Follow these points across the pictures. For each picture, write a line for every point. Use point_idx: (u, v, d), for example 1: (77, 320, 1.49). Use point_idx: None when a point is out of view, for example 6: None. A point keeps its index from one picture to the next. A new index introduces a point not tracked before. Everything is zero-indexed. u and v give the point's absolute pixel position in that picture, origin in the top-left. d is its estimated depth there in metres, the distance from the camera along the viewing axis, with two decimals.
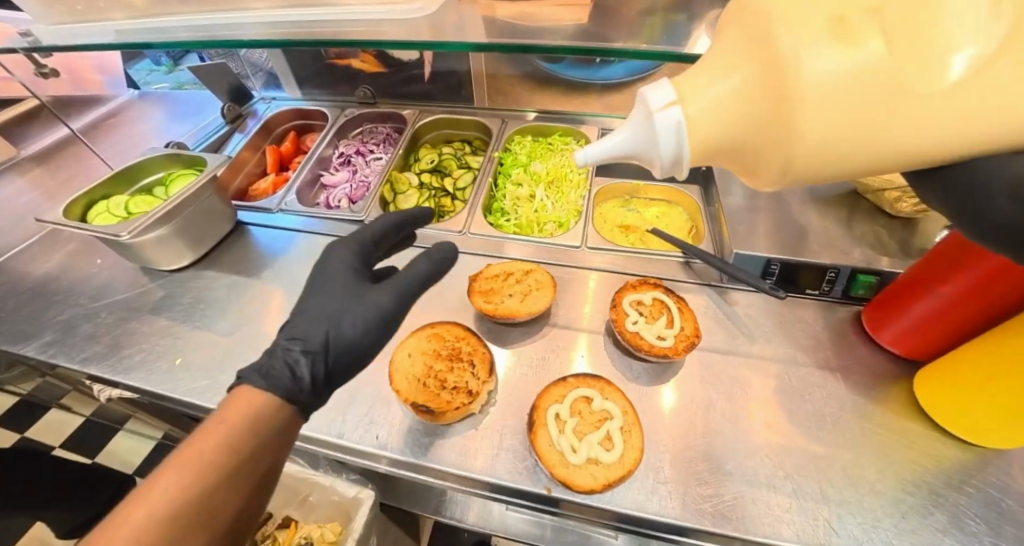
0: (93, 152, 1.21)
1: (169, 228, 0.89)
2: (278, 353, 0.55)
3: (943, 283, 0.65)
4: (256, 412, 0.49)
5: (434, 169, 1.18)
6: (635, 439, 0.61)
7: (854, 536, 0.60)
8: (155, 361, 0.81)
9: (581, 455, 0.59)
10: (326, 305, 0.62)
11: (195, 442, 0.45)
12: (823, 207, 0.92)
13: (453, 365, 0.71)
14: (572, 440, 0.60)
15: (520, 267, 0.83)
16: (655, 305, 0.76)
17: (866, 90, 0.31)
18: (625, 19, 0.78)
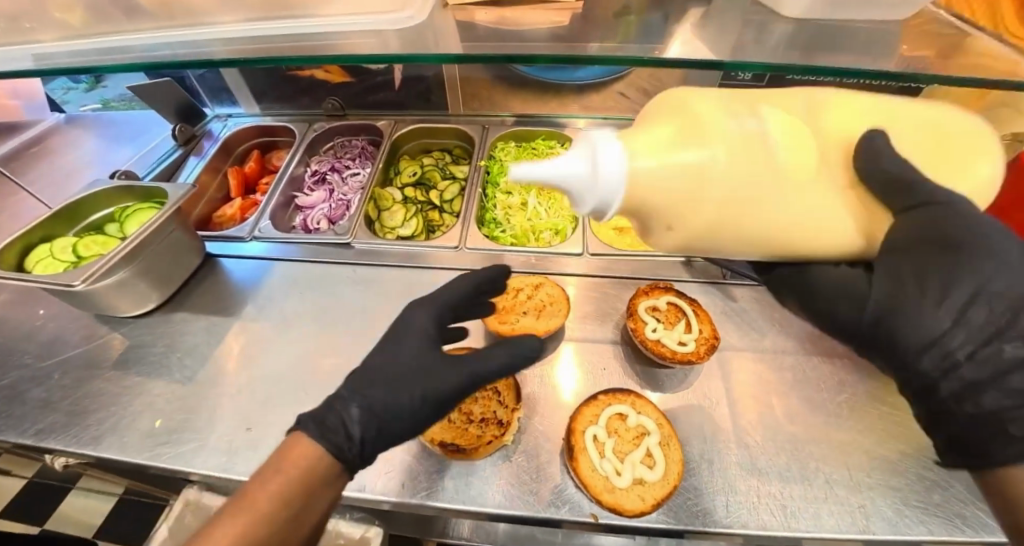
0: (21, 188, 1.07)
1: (130, 269, 0.79)
2: (333, 413, 0.52)
3: None
4: (308, 469, 0.48)
5: (418, 182, 1.12)
6: (674, 452, 0.60)
7: (888, 517, 0.62)
8: (129, 425, 0.72)
9: (626, 478, 0.57)
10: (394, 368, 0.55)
11: (253, 492, 0.45)
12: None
13: (476, 395, 0.67)
14: (614, 462, 0.58)
15: (530, 282, 0.80)
16: (671, 310, 0.74)
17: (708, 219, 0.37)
18: (617, 20, 0.75)
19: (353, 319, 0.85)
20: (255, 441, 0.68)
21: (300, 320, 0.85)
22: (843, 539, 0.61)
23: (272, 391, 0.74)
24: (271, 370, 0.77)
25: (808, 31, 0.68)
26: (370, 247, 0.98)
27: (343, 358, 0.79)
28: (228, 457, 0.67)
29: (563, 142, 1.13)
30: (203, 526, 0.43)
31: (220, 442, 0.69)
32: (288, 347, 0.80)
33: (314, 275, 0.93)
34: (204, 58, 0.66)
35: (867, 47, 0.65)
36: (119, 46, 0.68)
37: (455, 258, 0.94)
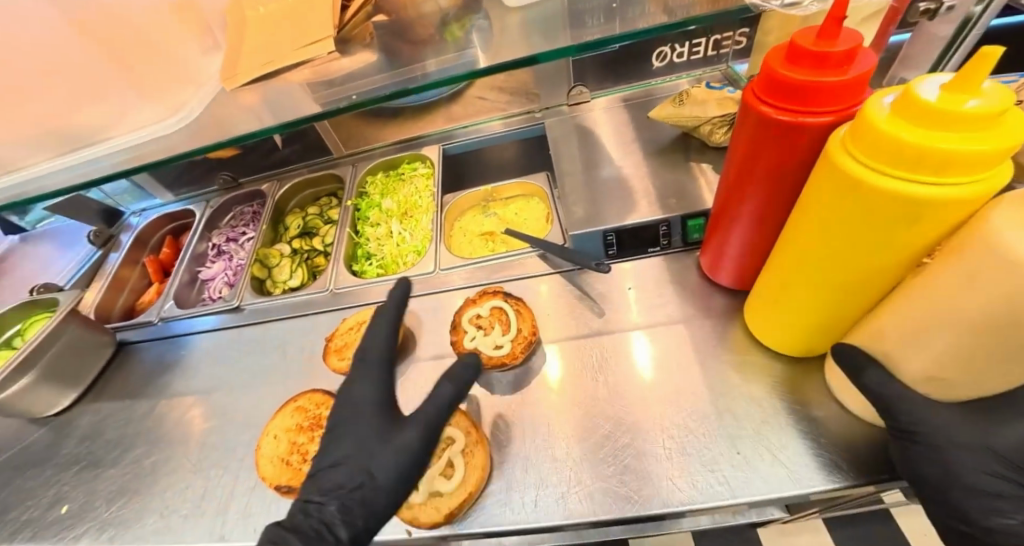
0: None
1: (35, 374, 0.90)
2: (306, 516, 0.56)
3: (747, 181, 0.60)
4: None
5: (303, 233, 1.17)
6: (477, 459, 0.62)
7: (726, 482, 0.59)
8: (45, 516, 0.81)
9: (421, 491, 0.59)
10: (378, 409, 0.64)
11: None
12: (655, 162, 0.93)
13: (313, 435, 0.72)
14: (413, 478, 0.61)
15: (370, 314, 0.84)
16: (493, 314, 0.75)
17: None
18: (404, 52, 0.76)
19: (238, 380, 0.92)
20: (141, 510, 0.78)
21: (192, 388, 0.94)
22: (693, 510, 0.58)
23: (164, 460, 0.84)
24: (165, 442, 0.86)
25: (567, 17, 0.69)
26: (255, 308, 1.04)
27: (218, 419, 0.86)
28: (118, 529, 0.77)
29: (425, 162, 1.16)
30: None
31: (116, 517, 0.78)
32: (180, 417, 0.89)
33: (211, 344, 1.01)
34: (52, 189, 0.72)
35: (611, 21, 0.64)
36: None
37: (329, 300, 0.99)
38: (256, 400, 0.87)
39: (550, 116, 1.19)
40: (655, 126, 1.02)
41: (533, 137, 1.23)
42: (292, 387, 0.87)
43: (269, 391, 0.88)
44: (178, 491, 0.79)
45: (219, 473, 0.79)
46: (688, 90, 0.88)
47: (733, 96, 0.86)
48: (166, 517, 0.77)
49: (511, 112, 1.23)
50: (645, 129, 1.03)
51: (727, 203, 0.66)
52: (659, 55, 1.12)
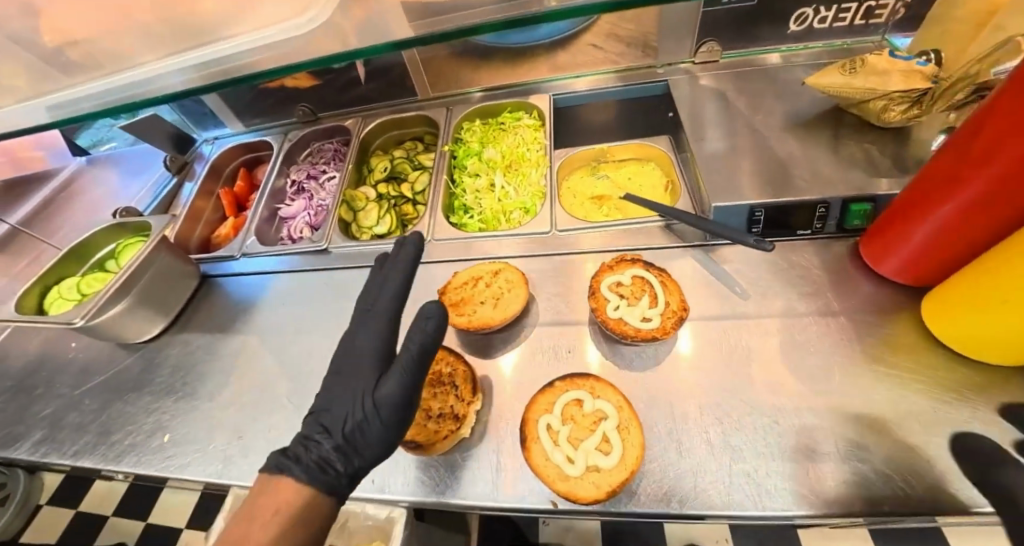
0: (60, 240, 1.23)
1: (130, 300, 0.87)
2: (312, 442, 0.60)
3: (983, 168, 0.51)
4: (292, 490, 0.55)
5: (390, 176, 1.07)
6: (633, 436, 0.57)
7: (911, 488, 0.54)
8: (144, 443, 0.79)
9: (579, 465, 0.55)
10: (353, 366, 0.66)
11: (236, 529, 0.51)
12: (805, 136, 0.84)
13: (435, 391, 0.66)
14: (567, 450, 0.57)
15: (487, 269, 0.77)
16: (636, 285, 0.70)
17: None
18: None
19: (334, 325, 0.88)
20: (246, 448, 0.75)
21: (285, 327, 0.90)
22: (876, 515, 0.53)
23: (265, 399, 0.80)
24: (261, 380, 0.83)
25: None
26: (346, 251, 0.99)
27: (319, 362, 0.83)
28: (223, 465, 0.74)
29: (530, 111, 1.06)
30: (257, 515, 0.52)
31: (219, 451, 0.75)
32: (275, 356, 0.86)
33: (297, 284, 0.97)
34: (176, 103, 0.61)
35: None
36: (66, 100, 0.63)
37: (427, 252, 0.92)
38: None
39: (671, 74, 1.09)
40: (799, 95, 0.92)
41: (645, 97, 1.12)
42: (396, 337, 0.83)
43: None
44: (283, 432, 0.76)
45: None
46: (864, 57, 0.77)
47: (925, 70, 0.73)
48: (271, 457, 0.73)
49: (625, 66, 1.13)
50: (786, 97, 0.93)
51: (935, 189, 0.58)
52: (799, 17, 1.00)
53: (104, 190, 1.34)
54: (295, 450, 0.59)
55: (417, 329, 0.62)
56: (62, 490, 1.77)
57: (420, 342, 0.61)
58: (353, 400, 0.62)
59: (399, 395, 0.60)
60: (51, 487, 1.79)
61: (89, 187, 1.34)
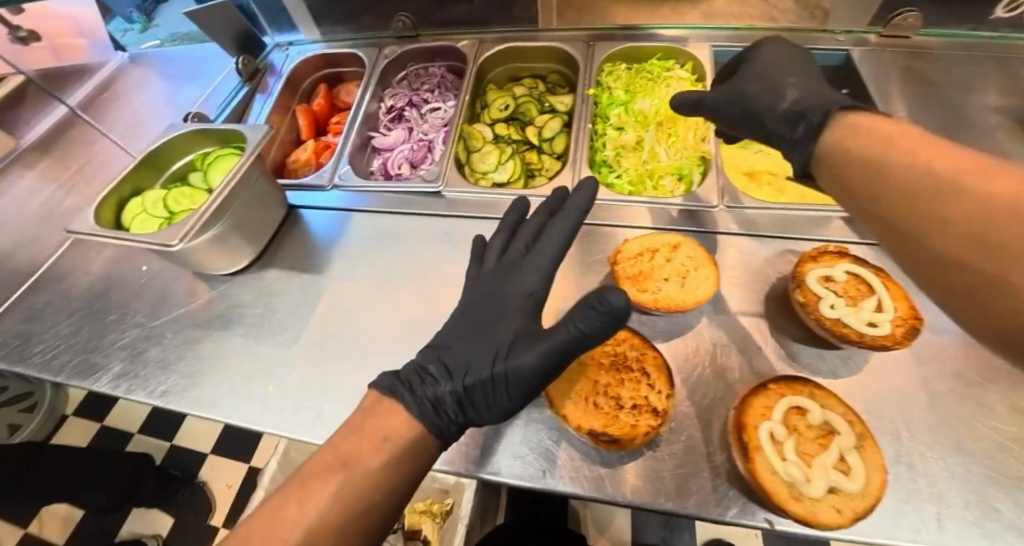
0: (113, 140, 1.08)
1: (219, 229, 0.74)
2: (429, 378, 0.52)
3: None
4: (400, 418, 0.48)
5: (511, 117, 0.95)
6: (873, 456, 0.48)
7: None
8: (240, 391, 0.69)
9: (820, 487, 0.47)
10: (492, 319, 0.57)
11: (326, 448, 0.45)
12: (1018, 145, 0.76)
13: (621, 376, 0.57)
14: (801, 467, 0.48)
15: (666, 242, 0.67)
16: (850, 282, 0.59)
17: (975, 283, 0.29)
18: None
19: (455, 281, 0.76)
20: None
21: (400, 275, 0.79)
22: None
23: (385, 358, 0.70)
24: (371, 334, 0.73)
25: None
26: (465, 197, 0.85)
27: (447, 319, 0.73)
28: None
29: (684, 61, 0.95)
30: (358, 430, 0.46)
31: (332, 410, 0.65)
32: (387, 308, 0.75)
33: (399, 228, 0.85)
34: None
35: None
36: None
37: None
38: None
39: (859, 45, 0.90)
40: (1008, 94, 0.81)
41: None
42: None
43: None
44: None
45: None
46: None
47: None
48: None
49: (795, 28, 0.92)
50: (992, 93, 0.81)
51: None
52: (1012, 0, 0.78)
53: (148, 93, 1.17)
54: (411, 379, 0.52)
55: (590, 314, 0.47)
56: (87, 403, 1.74)
57: (585, 326, 0.48)
58: (485, 352, 0.54)
59: (540, 367, 0.50)
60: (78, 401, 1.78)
61: (130, 88, 1.18)
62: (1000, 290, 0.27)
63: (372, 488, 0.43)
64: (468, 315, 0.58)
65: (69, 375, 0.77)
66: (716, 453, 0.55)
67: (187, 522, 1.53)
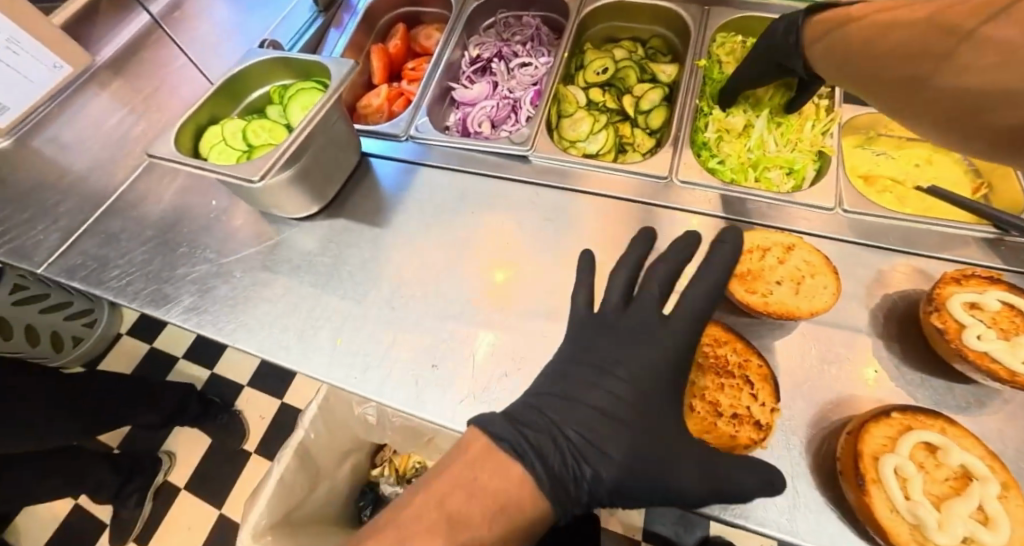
0: (185, 58, 1.06)
1: (296, 170, 0.70)
2: (568, 449, 0.44)
3: None
4: (525, 487, 0.40)
5: (607, 82, 0.89)
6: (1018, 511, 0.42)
7: None
8: (307, 341, 0.68)
9: (955, 535, 0.41)
10: (641, 392, 0.47)
11: (420, 495, 0.38)
12: None
13: (722, 382, 0.53)
14: (932, 510, 0.42)
15: (780, 243, 0.61)
16: (1001, 312, 0.52)
17: (915, 77, 0.44)
18: None
19: (534, 253, 0.71)
20: (444, 380, 0.60)
21: (476, 239, 0.75)
22: None
23: (460, 321, 0.66)
24: (442, 297, 0.69)
25: None
26: (552, 164, 0.80)
27: (524, 289, 0.68)
28: (417, 394, 0.60)
29: None
30: (478, 488, 0.38)
31: (402, 372, 0.62)
32: (461, 272, 0.71)
33: (475, 189, 0.80)
34: None
35: None
36: None
37: (665, 194, 0.74)
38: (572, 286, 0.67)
39: None
40: None
41: None
42: None
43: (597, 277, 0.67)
44: (492, 374, 0.60)
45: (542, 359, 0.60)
46: None
47: None
48: (475, 402, 0.58)
49: None
50: None
51: None
52: None
53: (219, 15, 1.13)
54: (548, 447, 0.43)
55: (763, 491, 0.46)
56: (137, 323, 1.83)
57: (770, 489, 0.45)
58: (634, 439, 0.46)
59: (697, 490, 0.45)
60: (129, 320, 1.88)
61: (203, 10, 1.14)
62: (937, 89, 0.42)
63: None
64: (612, 373, 0.49)
65: (140, 301, 0.78)
66: (818, 480, 0.50)
67: (222, 447, 1.60)
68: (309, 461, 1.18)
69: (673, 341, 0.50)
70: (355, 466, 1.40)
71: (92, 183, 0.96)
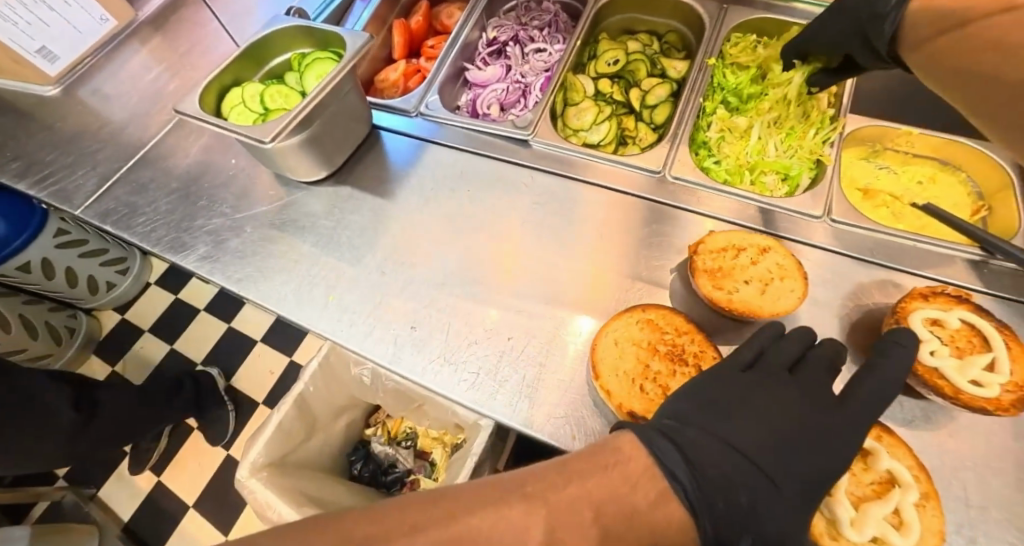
0: (221, 30, 1.14)
1: (307, 134, 0.75)
2: (731, 506, 0.41)
3: None
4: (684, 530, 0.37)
5: (617, 74, 0.90)
6: (933, 518, 0.45)
7: None
8: (305, 293, 0.73)
9: (865, 535, 0.44)
10: (785, 442, 0.46)
11: (574, 483, 0.36)
12: None
13: (676, 368, 0.55)
14: (850, 511, 0.45)
15: (755, 244, 0.62)
16: (961, 331, 0.53)
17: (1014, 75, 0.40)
18: None
19: (521, 236, 0.74)
20: (420, 340, 0.65)
21: (470, 215, 0.78)
22: None
23: (444, 290, 0.70)
24: (429, 267, 0.73)
25: None
26: (552, 151, 0.82)
27: (535, 269, 0.70)
28: (395, 351, 0.64)
29: None
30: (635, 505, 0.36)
31: (386, 331, 0.67)
32: (450, 247, 0.75)
33: (481, 170, 0.83)
34: None
35: None
36: None
37: (654, 187, 0.76)
38: (548, 265, 0.71)
39: None
40: None
41: None
42: (597, 270, 0.69)
43: (578, 260, 0.70)
44: (464, 340, 0.64)
45: (513, 331, 0.64)
46: None
47: None
48: (449, 363, 0.62)
49: None
50: None
51: None
52: None
53: None
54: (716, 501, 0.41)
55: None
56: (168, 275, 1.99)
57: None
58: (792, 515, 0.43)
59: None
60: (159, 271, 2.02)
61: None
62: None
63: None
64: (763, 416, 0.48)
65: (160, 247, 0.84)
66: None
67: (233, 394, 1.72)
68: (305, 412, 1.25)
69: (840, 415, 0.49)
70: (350, 422, 1.49)
71: (129, 134, 1.04)
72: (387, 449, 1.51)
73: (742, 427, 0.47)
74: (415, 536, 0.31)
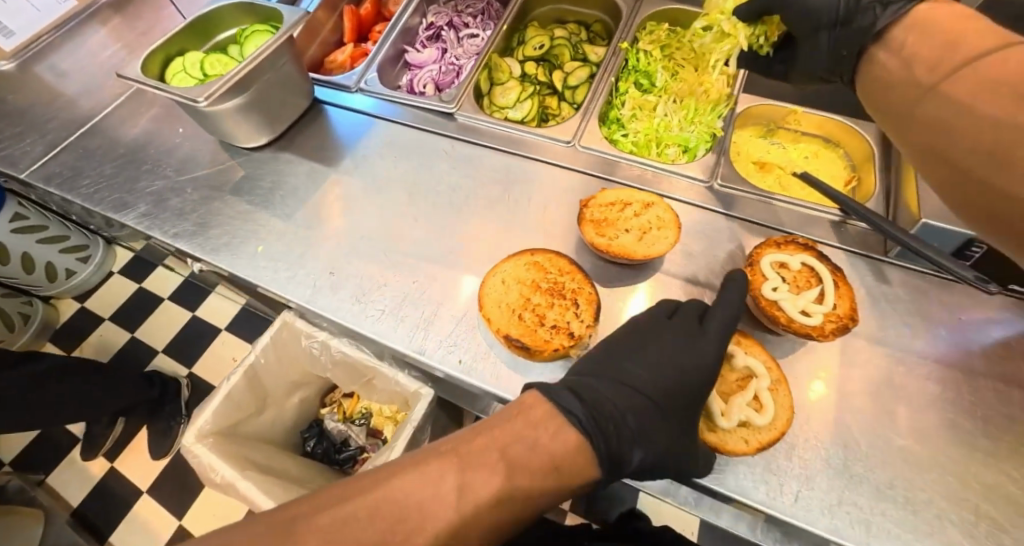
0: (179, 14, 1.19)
1: (243, 99, 0.80)
2: (622, 430, 0.48)
3: None
4: (578, 452, 0.44)
5: (542, 57, 0.97)
6: (785, 398, 0.54)
7: None
8: (237, 245, 0.78)
9: (733, 420, 0.53)
10: (666, 377, 0.53)
11: (482, 435, 0.43)
12: None
13: (553, 301, 0.61)
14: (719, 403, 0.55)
15: (640, 200, 0.69)
16: (802, 272, 0.61)
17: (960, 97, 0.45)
18: None
19: (440, 198, 0.81)
20: (337, 283, 0.71)
21: (397, 179, 0.84)
22: None
23: (364, 242, 0.76)
24: (352, 223, 0.79)
25: None
26: (476, 123, 0.89)
27: (451, 227, 0.76)
28: (313, 292, 0.70)
29: None
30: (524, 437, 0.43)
31: (307, 278, 0.72)
32: (375, 206, 0.81)
33: (411, 140, 0.89)
34: None
35: None
36: None
37: (563, 155, 0.83)
38: (461, 221, 0.77)
39: None
40: None
41: None
42: (506, 228, 0.75)
43: (488, 217, 0.77)
44: (377, 284, 0.70)
45: (422, 276, 0.70)
46: None
47: None
48: (362, 304, 0.68)
49: None
50: None
51: None
52: None
53: None
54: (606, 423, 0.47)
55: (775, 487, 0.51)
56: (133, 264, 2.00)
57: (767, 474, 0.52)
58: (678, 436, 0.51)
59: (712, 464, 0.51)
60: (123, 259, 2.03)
61: None
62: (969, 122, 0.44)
63: (540, 478, 0.41)
64: (651, 352, 0.54)
65: (102, 206, 0.89)
66: None
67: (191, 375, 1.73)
68: (256, 384, 1.28)
69: (712, 344, 0.54)
70: (304, 400, 1.52)
71: None
72: (341, 426, 1.55)
73: (635, 369, 0.54)
74: (343, 506, 0.38)
